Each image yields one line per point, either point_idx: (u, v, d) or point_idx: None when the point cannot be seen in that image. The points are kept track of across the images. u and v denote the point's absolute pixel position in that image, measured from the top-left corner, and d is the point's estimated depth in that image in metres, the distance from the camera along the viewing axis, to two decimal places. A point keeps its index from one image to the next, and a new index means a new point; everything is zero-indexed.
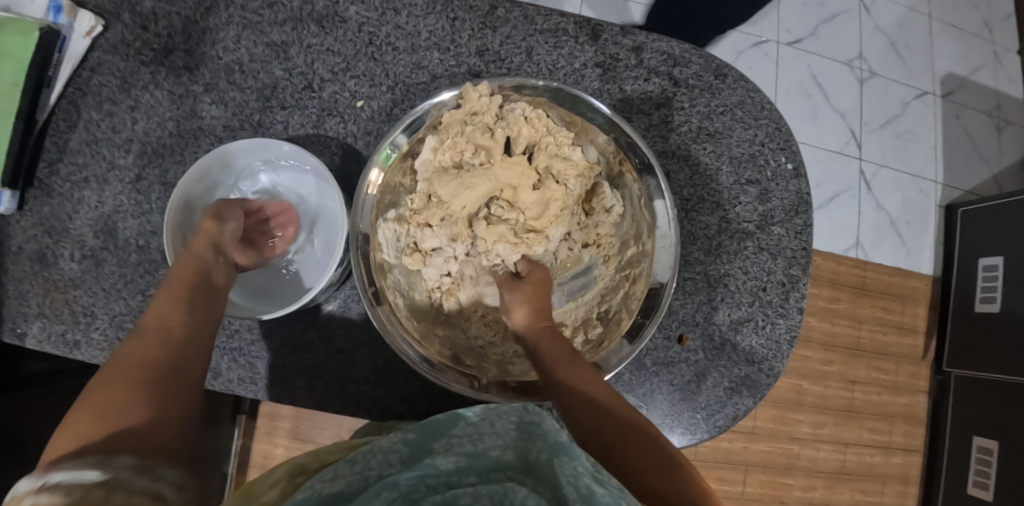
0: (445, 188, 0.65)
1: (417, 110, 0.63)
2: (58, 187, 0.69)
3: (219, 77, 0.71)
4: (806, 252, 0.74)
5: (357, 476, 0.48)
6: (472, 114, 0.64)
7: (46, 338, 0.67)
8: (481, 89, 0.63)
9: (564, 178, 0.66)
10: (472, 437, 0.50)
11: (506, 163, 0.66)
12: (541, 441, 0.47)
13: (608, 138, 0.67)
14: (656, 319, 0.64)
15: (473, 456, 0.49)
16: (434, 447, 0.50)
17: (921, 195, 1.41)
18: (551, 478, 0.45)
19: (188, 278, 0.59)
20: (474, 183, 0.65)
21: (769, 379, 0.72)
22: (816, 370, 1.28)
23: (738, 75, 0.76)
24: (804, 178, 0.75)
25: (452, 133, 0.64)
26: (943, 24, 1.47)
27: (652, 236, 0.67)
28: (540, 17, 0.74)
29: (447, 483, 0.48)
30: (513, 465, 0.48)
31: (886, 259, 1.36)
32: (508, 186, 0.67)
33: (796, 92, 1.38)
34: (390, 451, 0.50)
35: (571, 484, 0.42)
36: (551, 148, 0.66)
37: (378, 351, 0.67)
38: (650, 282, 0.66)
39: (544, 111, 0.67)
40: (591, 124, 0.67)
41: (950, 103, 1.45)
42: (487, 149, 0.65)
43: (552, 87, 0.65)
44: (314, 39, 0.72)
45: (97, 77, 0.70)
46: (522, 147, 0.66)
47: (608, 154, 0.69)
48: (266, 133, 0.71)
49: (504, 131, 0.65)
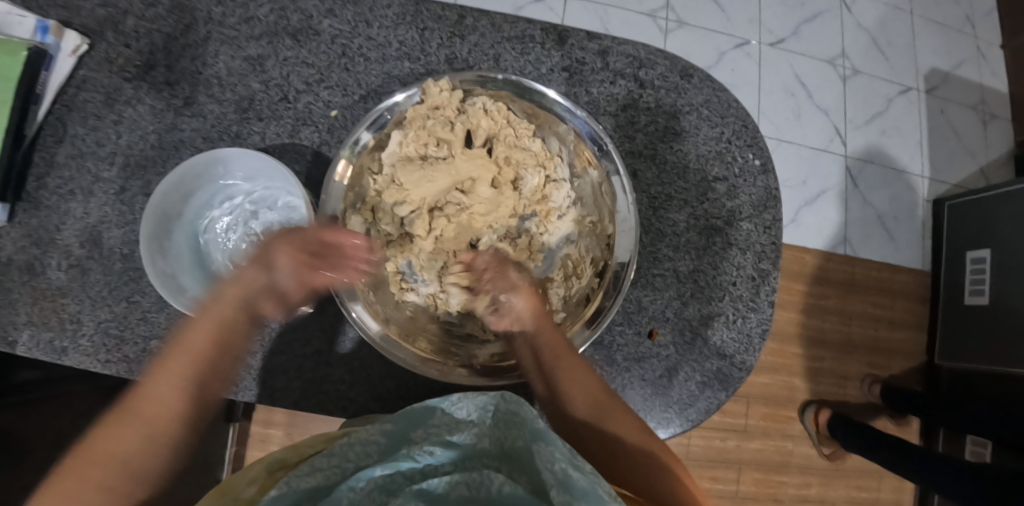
0: (409, 176, 0.66)
1: (381, 108, 0.65)
2: (45, 200, 0.72)
3: (199, 91, 0.74)
4: (775, 247, 0.76)
5: (336, 469, 0.50)
6: (434, 108, 0.66)
7: (35, 345, 0.69)
8: (442, 84, 0.66)
9: (523, 169, 0.69)
10: (449, 426, 0.54)
11: (467, 155, 0.68)
12: (517, 431, 0.52)
13: (568, 128, 0.69)
14: (617, 301, 0.65)
15: (451, 444, 0.53)
16: (412, 436, 0.53)
17: (910, 191, 1.40)
18: (525, 463, 0.51)
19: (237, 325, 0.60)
20: (434, 175, 0.67)
21: (741, 373, 0.74)
22: (807, 367, 1.29)
23: (703, 75, 0.78)
24: (772, 174, 0.77)
25: (415, 127, 0.66)
26: (924, 20, 1.48)
27: (613, 220, 0.68)
28: (507, 25, 0.76)
29: (425, 472, 0.51)
30: (487, 453, 0.53)
31: (874, 254, 1.35)
32: (468, 179, 0.68)
33: (779, 91, 1.39)
34: (368, 442, 0.52)
35: (547, 468, 0.47)
36: (510, 139, 0.69)
37: (353, 352, 0.70)
38: (615, 263, 0.67)
39: (504, 104, 0.69)
40: (553, 115, 0.69)
41: (934, 98, 1.45)
42: (448, 142, 0.68)
43: (511, 80, 0.67)
44: (290, 52, 0.75)
45: (83, 93, 0.73)
46: (482, 140, 0.69)
47: (569, 144, 0.70)
48: (244, 143, 0.73)
49: (463, 124, 0.68)
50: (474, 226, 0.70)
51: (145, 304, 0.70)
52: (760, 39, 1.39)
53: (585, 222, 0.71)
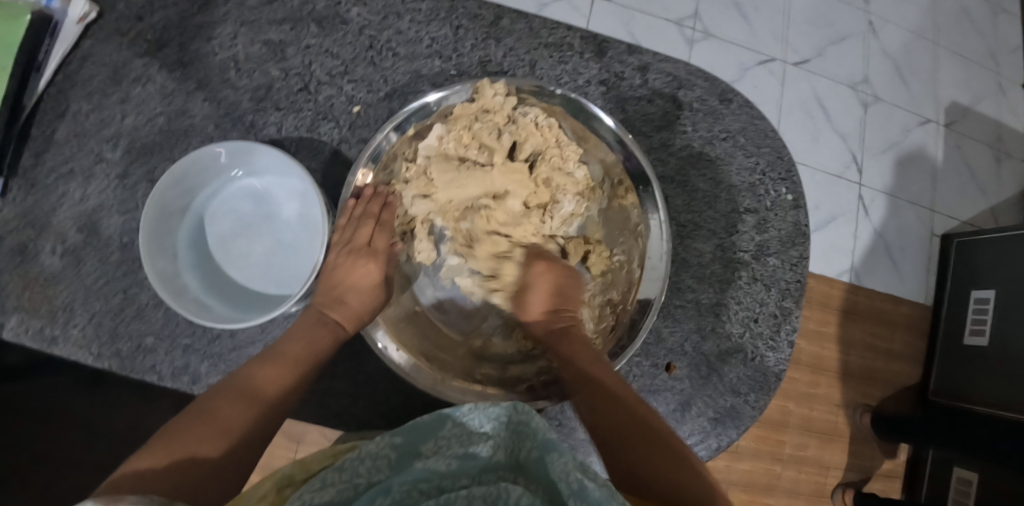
0: (441, 175, 0.61)
1: (429, 99, 0.63)
2: (42, 178, 0.67)
3: (213, 75, 0.69)
4: (800, 285, 0.75)
5: (346, 485, 0.43)
6: (483, 111, 0.63)
7: (24, 331, 0.65)
8: (498, 87, 0.62)
9: (562, 193, 0.63)
10: (460, 438, 0.46)
11: (506, 167, 0.61)
12: (530, 441, 0.45)
13: (617, 160, 0.65)
14: (638, 341, 0.62)
15: (465, 457, 0.44)
16: (421, 450, 0.45)
17: (916, 223, 1.25)
18: (544, 476, 0.43)
19: (326, 343, 0.59)
20: (467, 181, 0.61)
21: (754, 411, 0.72)
22: (803, 392, 1.11)
23: (742, 101, 0.76)
24: (803, 209, 0.75)
25: (459, 125, 0.62)
26: (949, 50, 1.34)
27: (642, 264, 0.65)
28: (545, 31, 0.73)
29: (440, 487, 0.43)
30: (503, 465, 0.45)
31: (879, 284, 1.19)
32: (502, 190, 0.62)
33: (798, 111, 1.23)
34: (378, 456, 0.44)
35: (563, 480, 0.40)
36: (555, 161, 0.63)
37: (359, 365, 0.67)
38: (638, 299, 0.64)
39: (556, 120, 0.64)
40: (602, 141, 0.65)
41: (951, 132, 1.31)
42: (491, 149, 0.62)
43: (569, 97, 0.64)
44: (313, 40, 0.70)
45: (88, 67, 0.69)
46: (526, 154, 0.63)
47: (613, 179, 0.66)
48: (257, 134, 0.69)
49: (511, 135, 0.62)
50: (496, 240, 0.64)
51: (142, 298, 0.66)
52: (785, 58, 1.24)
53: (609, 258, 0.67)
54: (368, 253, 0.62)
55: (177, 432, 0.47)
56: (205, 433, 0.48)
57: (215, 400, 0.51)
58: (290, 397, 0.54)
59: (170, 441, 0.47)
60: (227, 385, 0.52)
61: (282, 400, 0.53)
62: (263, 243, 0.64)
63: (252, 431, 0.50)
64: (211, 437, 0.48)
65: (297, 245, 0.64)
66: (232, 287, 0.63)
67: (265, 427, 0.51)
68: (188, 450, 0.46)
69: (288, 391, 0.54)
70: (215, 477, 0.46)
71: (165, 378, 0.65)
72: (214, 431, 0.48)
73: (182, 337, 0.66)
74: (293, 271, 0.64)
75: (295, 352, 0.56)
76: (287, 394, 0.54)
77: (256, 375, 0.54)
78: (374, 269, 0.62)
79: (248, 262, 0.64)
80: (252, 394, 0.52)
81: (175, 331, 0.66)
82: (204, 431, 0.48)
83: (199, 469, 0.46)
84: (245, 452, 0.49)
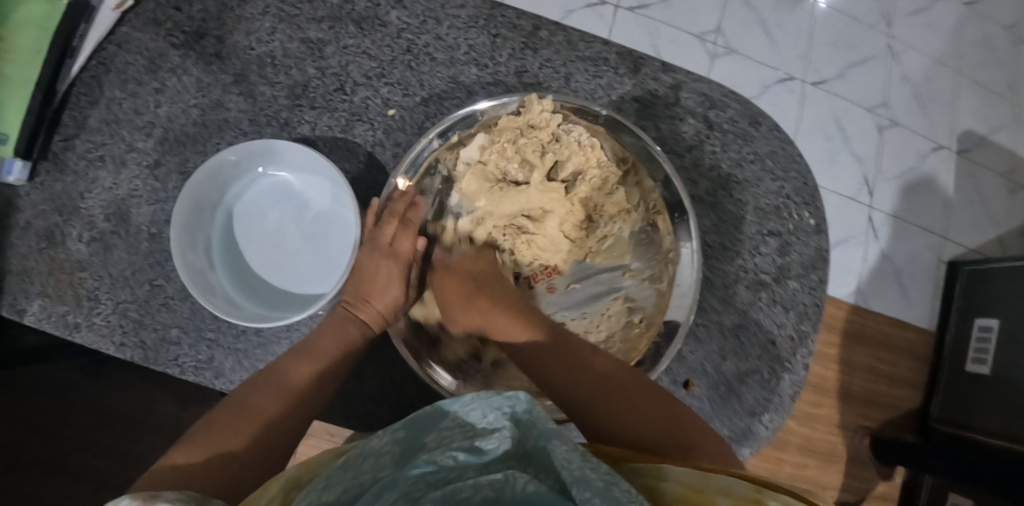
0: (481, 190, 0.63)
1: (478, 107, 0.63)
2: (73, 164, 0.67)
3: (250, 69, 0.69)
4: (818, 309, 0.75)
5: (352, 484, 0.41)
6: (529, 125, 0.63)
7: (47, 317, 0.65)
8: (545, 104, 0.63)
9: (597, 214, 0.65)
10: (465, 431, 0.43)
11: (544, 186, 0.62)
12: (534, 429, 0.42)
13: (656, 185, 0.66)
14: (664, 361, 0.63)
15: (469, 450, 0.41)
16: (425, 442, 0.43)
17: (927, 249, 1.23)
18: (552, 464, 0.41)
19: (355, 337, 0.59)
20: (506, 196, 0.62)
21: (768, 432, 0.73)
22: (805, 412, 1.12)
23: (772, 124, 0.77)
24: (826, 235, 0.76)
25: (504, 138, 0.63)
26: (969, 80, 1.35)
27: (671, 289, 0.65)
28: (583, 44, 0.73)
29: (446, 479, 0.41)
30: (511, 455, 0.42)
31: (886, 308, 1.17)
32: (539, 208, 0.62)
33: (817, 132, 1.22)
34: (381, 453, 0.43)
35: (566, 468, 0.38)
36: (594, 181, 0.64)
37: (384, 368, 0.67)
38: (664, 322, 0.65)
39: (598, 140, 0.65)
40: (643, 165, 0.66)
41: (966, 160, 1.31)
42: (532, 166, 0.62)
43: (612, 119, 0.65)
44: (352, 40, 0.70)
45: (124, 54, 0.69)
46: (566, 174, 0.63)
47: (649, 203, 0.67)
48: (291, 132, 0.68)
49: (554, 154, 0.63)
50: (528, 258, 0.64)
51: (168, 291, 0.66)
52: (804, 77, 1.23)
53: (637, 273, 0.67)
54: (389, 254, 0.62)
55: (210, 425, 0.49)
56: (235, 426, 0.49)
57: (254, 395, 0.52)
58: (321, 390, 0.55)
59: (201, 434, 0.48)
60: (261, 377, 0.54)
61: (314, 391, 0.54)
62: (290, 240, 0.64)
63: (284, 424, 0.51)
64: (243, 429, 0.49)
65: (326, 242, 0.64)
66: (260, 283, 0.63)
67: (297, 421, 0.52)
68: (218, 444, 0.48)
69: (319, 384, 0.55)
70: (246, 467, 0.47)
71: (187, 371, 0.65)
72: (243, 423, 0.49)
73: (207, 331, 0.66)
74: (321, 267, 0.63)
75: (326, 345, 0.57)
76: (318, 387, 0.54)
77: (286, 368, 0.54)
78: (394, 276, 0.62)
79: (275, 260, 0.63)
80: (282, 386, 0.53)
81: (200, 324, 0.66)
82: (232, 423, 0.49)
83: (230, 461, 0.47)
84: (277, 445, 0.50)
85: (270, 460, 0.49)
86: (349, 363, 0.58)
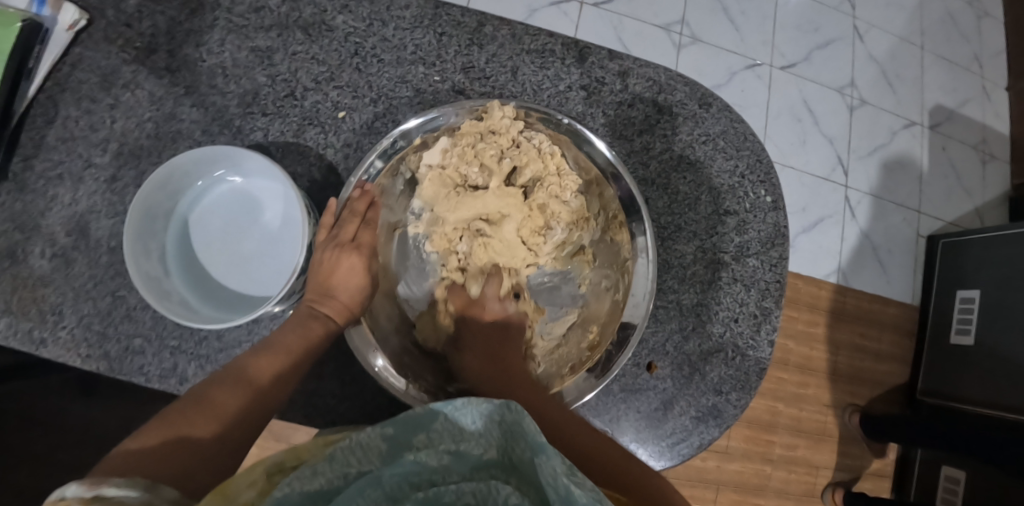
0: (439, 194, 0.64)
1: (407, 127, 0.63)
2: (32, 183, 0.68)
3: (201, 81, 0.70)
4: (779, 284, 0.76)
5: (336, 474, 0.41)
6: (490, 130, 0.64)
7: (12, 334, 0.66)
8: (507, 110, 0.63)
9: (555, 220, 0.65)
10: (454, 435, 0.44)
11: (501, 191, 0.64)
12: (522, 441, 0.42)
13: (614, 196, 0.66)
14: (623, 359, 0.62)
15: (457, 454, 0.43)
16: (413, 441, 0.43)
17: (904, 225, 1.24)
18: (536, 478, 0.42)
19: (319, 333, 0.59)
20: (464, 201, 0.64)
21: (735, 410, 0.73)
22: (792, 393, 1.08)
23: (722, 105, 0.77)
24: (782, 210, 0.76)
25: (465, 142, 0.63)
26: (936, 56, 1.35)
27: (625, 298, 0.65)
28: (529, 37, 0.74)
29: (430, 481, 0.43)
30: (496, 463, 0.43)
31: (866, 285, 1.17)
32: (496, 212, 0.64)
33: (786, 116, 1.22)
34: (365, 445, 0.43)
35: (550, 485, 0.40)
36: (552, 188, 0.64)
37: (345, 366, 0.68)
38: (620, 322, 0.64)
39: (560, 149, 0.66)
40: (607, 179, 0.66)
41: (938, 135, 1.32)
42: (490, 171, 0.64)
43: (575, 127, 0.65)
44: (300, 46, 0.71)
45: (78, 73, 0.70)
46: (524, 180, 0.65)
47: (608, 212, 0.67)
48: (243, 139, 0.70)
49: (512, 160, 0.64)
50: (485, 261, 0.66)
51: (131, 301, 0.67)
52: (772, 61, 1.23)
53: (591, 282, 0.69)
54: (353, 249, 0.63)
55: (171, 416, 0.49)
56: (196, 417, 0.49)
57: (217, 389, 0.52)
58: (284, 385, 0.55)
59: (162, 423, 0.48)
60: (226, 372, 0.54)
61: (277, 386, 0.54)
62: (246, 246, 0.65)
63: (245, 417, 0.51)
64: (205, 421, 0.49)
65: (281, 248, 0.65)
66: (218, 289, 0.64)
67: (259, 414, 0.52)
68: (178, 433, 0.48)
69: (282, 380, 0.55)
70: (204, 457, 0.47)
71: (151, 380, 0.66)
72: (206, 415, 0.50)
73: (170, 339, 0.67)
74: (276, 272, 0.65)
75: (290, 342, 0.57)
76: (282, 383, 0.55)
77: (251, 363, 0.55)
78: (357, 274, 0.62)
79: (232, 266, 0.65)
80: (246, 380, 0.53)
81: (162, 333, 0.67)
82: (194, 414, 0.50)
83: (188, 449, 0.47)
84: (237, 437, 0.50)
85: (229, 451, 0.49)
86: (313, 360, 0.59)
